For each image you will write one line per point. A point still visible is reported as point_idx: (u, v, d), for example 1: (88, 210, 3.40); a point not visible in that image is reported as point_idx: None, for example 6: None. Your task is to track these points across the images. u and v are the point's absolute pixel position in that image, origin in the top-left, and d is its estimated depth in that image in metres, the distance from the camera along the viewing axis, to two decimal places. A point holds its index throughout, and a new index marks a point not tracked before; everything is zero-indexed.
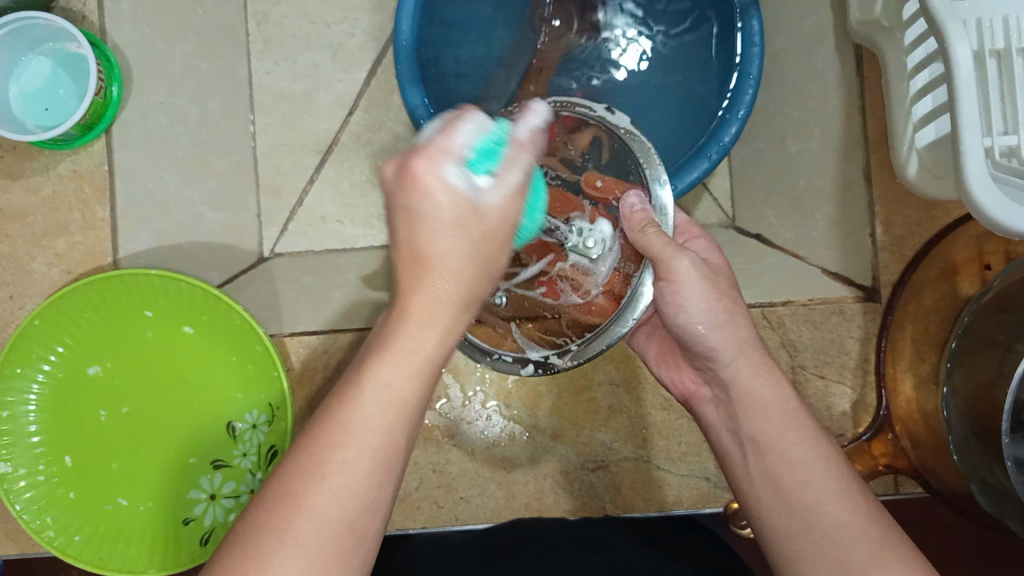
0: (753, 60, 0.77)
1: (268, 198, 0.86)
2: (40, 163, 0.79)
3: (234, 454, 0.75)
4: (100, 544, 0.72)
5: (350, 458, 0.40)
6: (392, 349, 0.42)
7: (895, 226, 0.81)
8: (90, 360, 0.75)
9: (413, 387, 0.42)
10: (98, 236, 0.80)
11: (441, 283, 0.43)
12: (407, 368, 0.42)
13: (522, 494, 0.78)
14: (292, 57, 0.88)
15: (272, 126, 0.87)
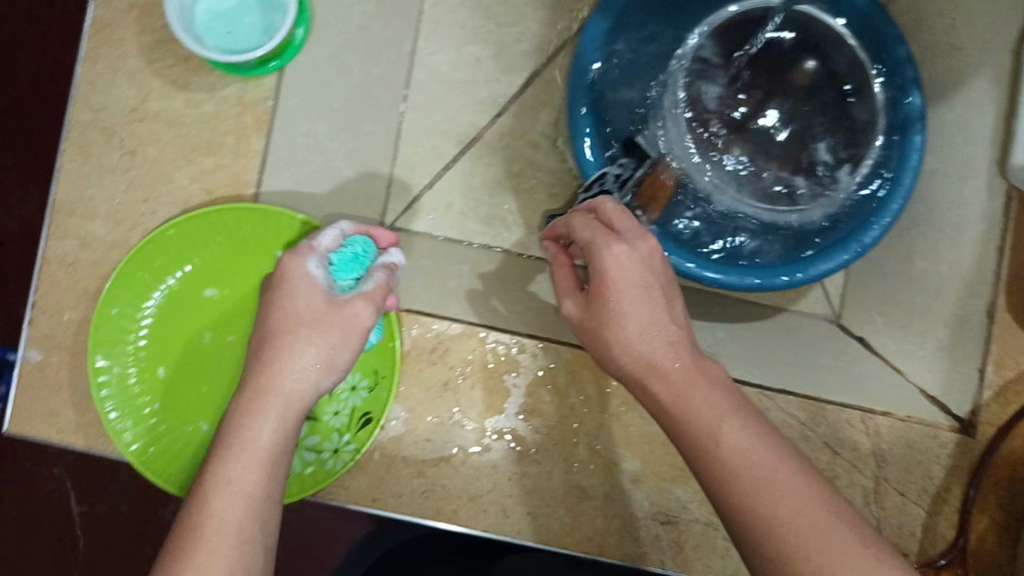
0: (908, 174, 0.77)
1: (402, 173, 0.88)
2: (206, 81, 0.78)
3: (326, 410, 0.78)
4: (172, 463, 0.72)
5: (245, 474, 0.55)
6: (272, 391, 0.59)
7: (1007, 369, 0.82)
8: (210, 282, 0.75)
9: (273, 434, 0.58)
10: (245, 164, 0.78)
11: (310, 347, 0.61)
12: (268, 422, 0.58)
13: (587, 526, 0.77)
14: (457, 45, 0.90)
15: (421, 105, 0.89)
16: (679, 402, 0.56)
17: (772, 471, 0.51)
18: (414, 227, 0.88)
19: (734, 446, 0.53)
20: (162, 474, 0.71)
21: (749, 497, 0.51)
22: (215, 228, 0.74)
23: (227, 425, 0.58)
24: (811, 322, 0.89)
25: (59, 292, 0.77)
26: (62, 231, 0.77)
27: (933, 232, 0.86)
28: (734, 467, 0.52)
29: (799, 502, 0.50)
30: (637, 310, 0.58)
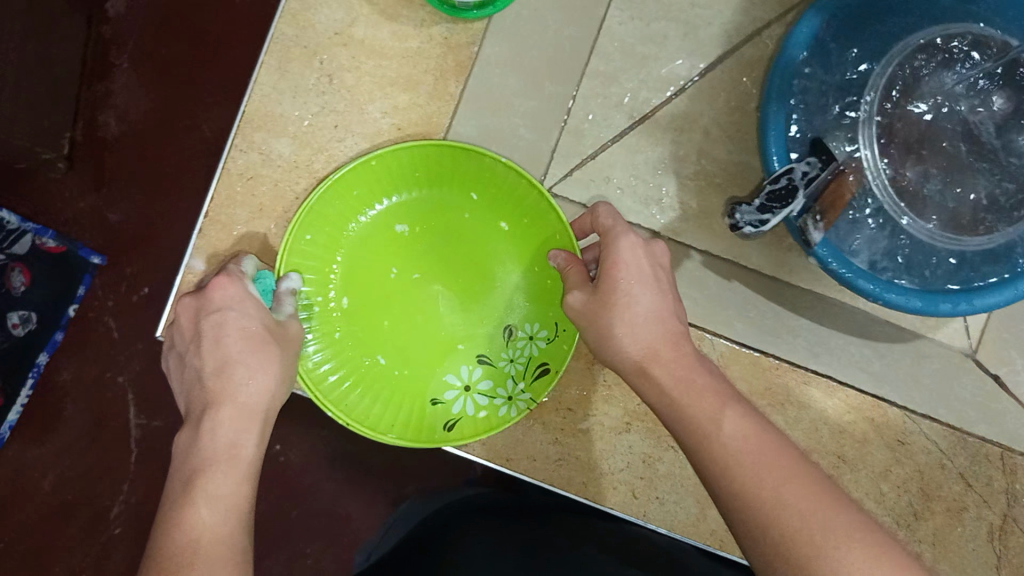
0: None
1: (569, 139, 0.85)
2: (418, 15, 0.79)
3: (501, 356, 0.77)
4: (348, 391, 0.74)
5: (219, 465, 0.56)
6: (225, 400, 0.59)
7: None
8: (401, 218, 0.77)
9: (246, 440, 0.58)
10: (439, 108, 0.79)
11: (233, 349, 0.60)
12: (236, 428, 0.58)
13: (713, 519, 0.78)
14: (646, 19, 0.86)
15: (600, 74, 0.85)
16: (691, 396, 0.55)
17: (766, 465, 0.50)
18: (571, 195, 0.85)
19: (728, 441, 0.52)
20: (341, 403, 0.73)
21: (755, 494, 0.49)
22: (417, 164, 0.74)
23: (202, 425, 0.58)
24: (945, 355, 0.83)
25: (236, 204, 0.76)
26: (248, 144, 0.76)
27: None
28: (726, 452, 0.51)
29: (792, 496, 0.48)
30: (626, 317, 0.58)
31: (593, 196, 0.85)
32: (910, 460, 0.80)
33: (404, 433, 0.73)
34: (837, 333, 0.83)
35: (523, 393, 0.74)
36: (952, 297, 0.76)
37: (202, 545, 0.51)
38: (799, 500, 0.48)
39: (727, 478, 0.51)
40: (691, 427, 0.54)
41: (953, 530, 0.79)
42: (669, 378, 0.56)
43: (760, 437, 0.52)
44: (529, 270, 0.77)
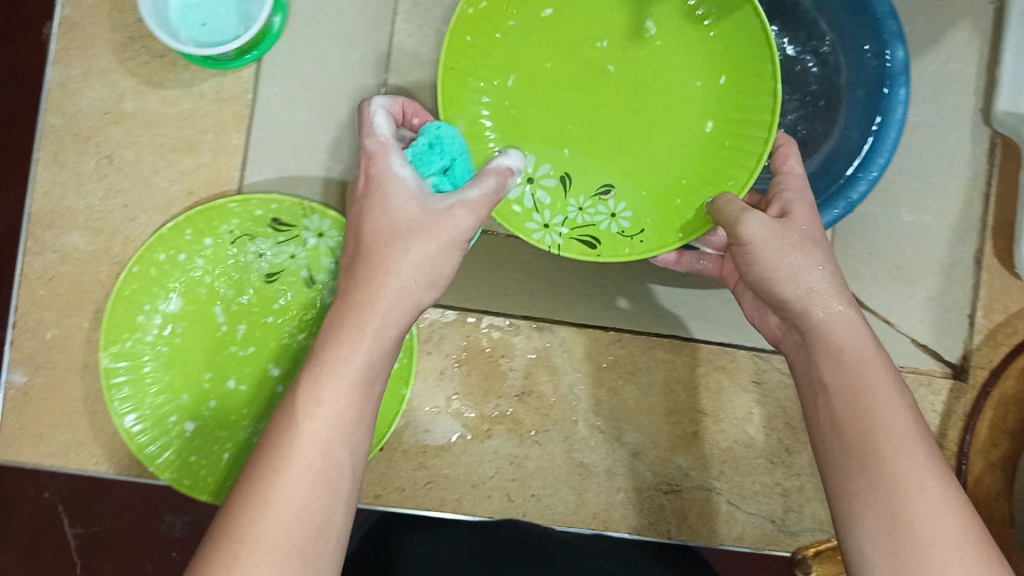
0: (889, 131, 0.79)
1: None
2: (184, 77, 0.77)
3: (575, 199, 0.76)
4: (506, 105, 0.76)
5: (307, 458, 0.48)
6: (299, 441, 0.48)
7: (995, 313, 0.83)
8: (653, 16, 0.75)
9: (328, 463, 0.48)
10: (228, 163, 0.77)
11: (353, 357, 0.52)
12: (321, 455, 0.48)
13: (592, 503, 0.79)
14: (436, 23, 0.83)
15: (404, 88, 0.83)
16: (856, 365, 0.56)
17: (905, 433, 0.52)
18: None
19: (881, 411, 0.53)
20: (225, 410, 0.76)
21: (893, 472, 0.51)
22: (724, 19, 0.72)
23: (263, 463, 0.48)
24: None
25: (46, 306, 0.75)
26: (41, 245, 0.75)
27: (924, 181, 0.85)
28: (868, 413, 0.54)
29: (912, 466, 0.51)
30: (775, 257, 0.61)
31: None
32: (770, 399, 0.80)
33: None
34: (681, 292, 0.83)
35: (563, 228, 0.74)
36: None
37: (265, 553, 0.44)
38: (912, 465, 0.51)
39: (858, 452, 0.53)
40: (839, 393, 0.56)
41: None
42: (828, 344, 0.58)
43: (896, 404, 0.54)
44: (668, 188, 0.75)
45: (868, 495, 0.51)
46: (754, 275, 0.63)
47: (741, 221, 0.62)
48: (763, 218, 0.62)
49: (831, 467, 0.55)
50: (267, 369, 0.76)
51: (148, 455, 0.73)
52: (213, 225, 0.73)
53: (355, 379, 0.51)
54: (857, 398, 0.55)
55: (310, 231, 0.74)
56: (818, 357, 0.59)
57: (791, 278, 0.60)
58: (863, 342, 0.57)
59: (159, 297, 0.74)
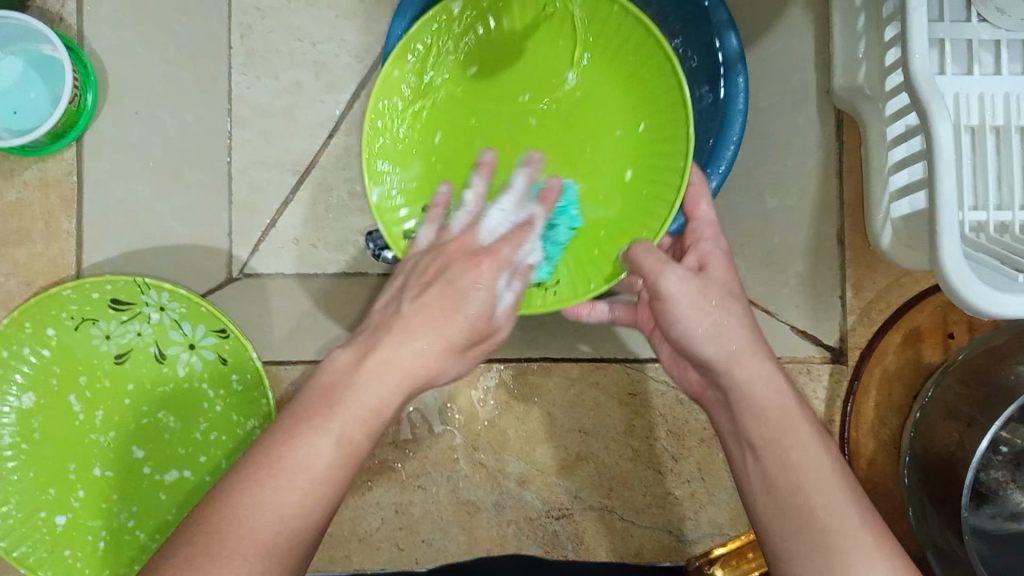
0: (734, 118, 0.77)
1: (240, 216, 0.81)
2: (5, 167, 0.78)
3: None
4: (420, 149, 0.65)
5: (277, 499, 0.43)
6: (288, 453, 0.44)
7: (865, 290, 0.83)
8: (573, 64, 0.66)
9: (313, 495, 0.44)
10: (61, 247, 0.78)
11: (363, 386, 0.47)
12: (304, 479, 0.44)
13: (484, 538, 0.77)
14: (274, 71, 0.82)
15: (248, 142, 0.81)
16: (783, 430, 0.51)
17: (823, 474, 0.49)
18: (265, 267, 0.81)
19: (794, 455, 0.50)
20: (94, 500, 0.73)
21: (814, 516, 0.48)
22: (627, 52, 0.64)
23: (245, 474, 0.44)
24: None
25: None
26: None
27: (780, 165, 0.85)
28: (798, 488, 0.49)
29: (849, 532, 0.47)
30: (695, 317, 0.54)
31: (288, 263, 0.81)
32: (647, 409, 0.79)
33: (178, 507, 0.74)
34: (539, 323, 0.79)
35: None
36: None
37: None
38: (851, 526, 0.47)
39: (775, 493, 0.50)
40: (767, 459, 0.51)
41: (715, 456, 0.79)
42: (750, 413, 0.52)
43: (823, 464, 0.49)
44: (591, 229, 0.65)
45: (811, 565, 0.47)
46: (675, 334, 0.56)
47: (660, 275, 0.55)
48: (686, 274, 0.55)
49: (772, 541, 0.50)
50: (131, 451, 0.75)
51: (15, 558, 0.70)
52: (53, 314, 0.71)
53: (356, 423, 0.46)
54: (789, 467, 0.50)
55: (150, 306, 0.73)
56: (743, 418, 0.53)
57: (702, 344, 0.55)
58: (780, 395, 0.52)
59: (7, 393, 0.73)
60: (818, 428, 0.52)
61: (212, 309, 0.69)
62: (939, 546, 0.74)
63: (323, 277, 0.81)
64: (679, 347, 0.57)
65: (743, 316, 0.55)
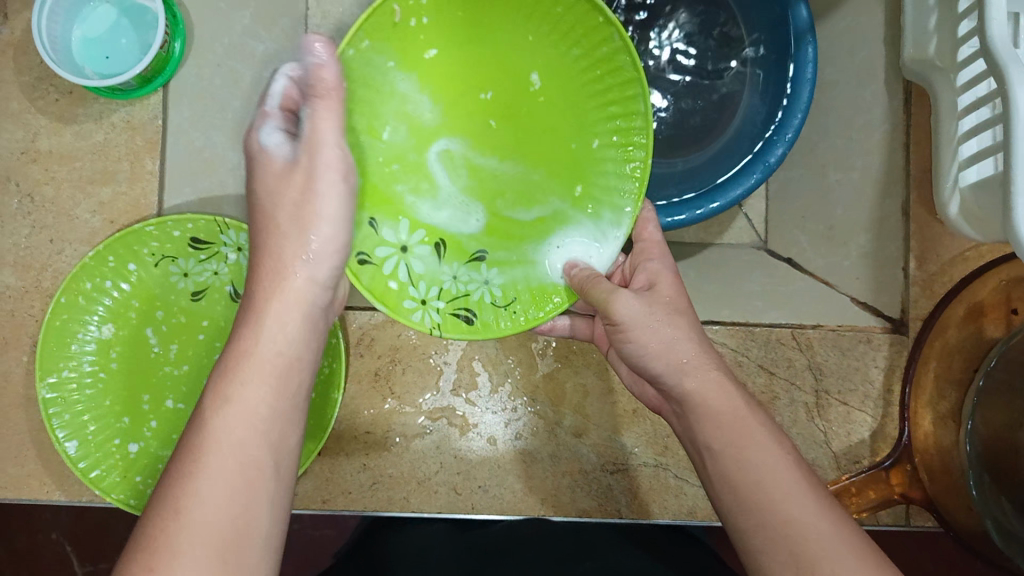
0: (803, 88, 0.77)
1: None
2: (94, 110, 0.81)
3: (449, 266, 0.67)
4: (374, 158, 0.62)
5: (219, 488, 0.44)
6: (230, 372, 0.49)
7: (928, 264, 0.83)
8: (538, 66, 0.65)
9: (268, 402, 0.49)
10: (144, 188, 0.81)
11: (273, 335, 0.51)
12: (261, 387, 0.49)
13: (539, 489, 0.79)
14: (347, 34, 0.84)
15: None
16: (740, 430, 0.52)
17: (787, 473, 0.49)
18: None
19: (758, 457, 0.50)
20: (165, 431, 0.76)
21: (782, 512, 0.48)
22: (597, 57, 0.62)
23: (218, 390, 0.48)
24: (735, 253, 0.87)
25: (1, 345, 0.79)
26: None
27: (844, 138, 0.86)
28: (757, 484, 0.49)
29: (808, 520, 0.47)
30: (649, 331, 0.56)
31: None
32: None
33: None
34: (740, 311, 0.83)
35: (439, 302, 0.65)
36: (708, 197, 0.77)
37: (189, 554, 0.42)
38: (814, 520, 0.47)
39: (738, 493, 0.50)
40: (724, 460, 0.51)
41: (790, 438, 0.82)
42: (708, 418, 0.53)
43: (776, 459, 0.50)
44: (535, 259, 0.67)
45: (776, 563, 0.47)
46: (628, 352, 0.58)
47: (613, 298, 0.57)
48: (637, 295, 0.57)
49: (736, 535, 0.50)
50: (203, 385, 0.77)
51: (90, 478, 0.72)
52: (135, 249, 0.74)
53: (269, 350, 0.50)
54: (746, 463, 0.50)
55: (229, 246, 0.75)
56: (699, 427, 0.54)
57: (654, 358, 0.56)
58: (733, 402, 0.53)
59: (88, 323, 0.75)
60: (779, 436, 0.51)
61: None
62: (996, 518, 0.74)
63: None
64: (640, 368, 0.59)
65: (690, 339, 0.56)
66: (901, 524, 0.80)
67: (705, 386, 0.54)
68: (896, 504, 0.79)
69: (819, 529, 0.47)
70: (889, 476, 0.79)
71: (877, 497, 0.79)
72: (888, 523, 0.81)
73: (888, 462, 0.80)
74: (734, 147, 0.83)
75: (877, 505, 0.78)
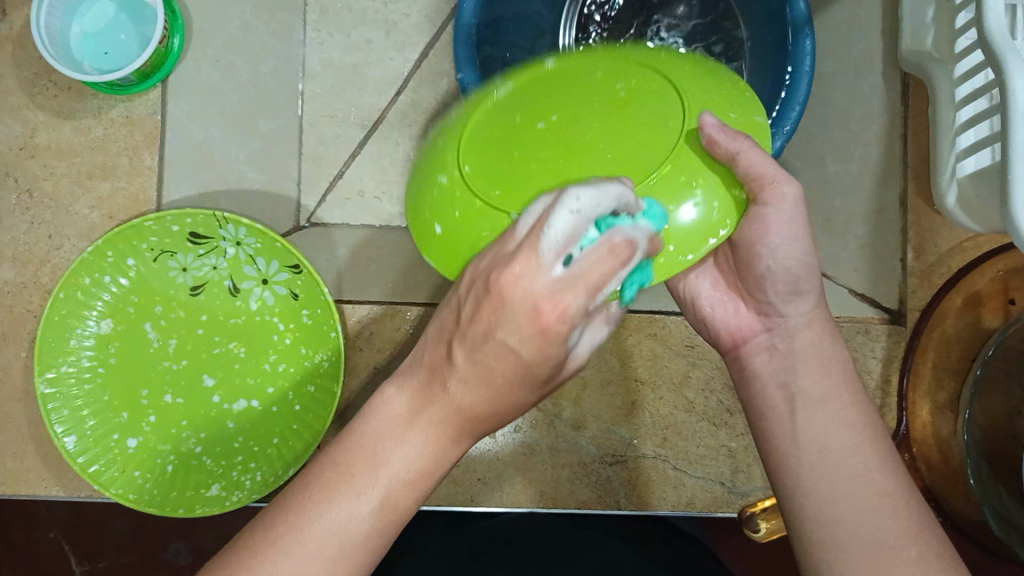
0: (801, 81, 0.76)
1: (310, 166, 0.84)
2: (92, 105, 0.81)
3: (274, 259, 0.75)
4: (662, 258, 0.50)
5: (344, 520, 0.45)
6: (373, 464, 0.45)
7: (927, 254, 0.83)
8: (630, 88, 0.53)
9: (402, 500, 0.46)
10: (143, 183, 0.81)
11: (402, 462, 0.46)
12: (382, 494, 0.45)
13: (538, 481, 0.79)
14: (345, 29, 0.85)
15: (319, 96, 0.84)
16: (820, 402, 0.54)
17: (857, 447, 0.52)
18: (331, 217, 0.84)
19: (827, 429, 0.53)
20: (164, 425, 0.76)
21: (845, 476, 0.51)
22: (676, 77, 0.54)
23: (344, 465, 0.46)
24: None
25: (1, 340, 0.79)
26: None
27: (841, 130, 0.87)
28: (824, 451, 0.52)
29: (888, 497, 0.50)
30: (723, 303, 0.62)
31: (353, 214, 0.84)
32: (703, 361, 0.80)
33: (245, 433, 0.76)
34: None
35: (275, 284, 0.77)
36: None
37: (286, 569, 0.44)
38: (863, 491, 0.50)
39: (804, 458, 0.53)
40: (823, 414, 0.53)
41: None
42: (819, 364, 0.56)
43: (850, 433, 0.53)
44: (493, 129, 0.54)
45: (855, 529, 0.49)
46: (702, 323, 0.64)
47: (693, 278, 0.64)
48: (715, 276, 0.63)
49: (805, 490, 0.52)
50: (202, 379, 0.77)
51: (89, 473, 0.72)
52: (134, 244, 0.74)
53: (411, 473, 0.46)
54: (817, 430, 0.53)
55: (227, 240, 0.75)
56: (800, 372, 0.56)
57: (771, 257, 0.55)
58: (839, 363, 0.56)
59: (87, 319, 0.75)
60: (862, 403, 0.54)
61: (287, 243, 0.71)
62: (995, 506, 0.74)
63: (386, 229, 0.83)
64: (747, 276, 0.58)
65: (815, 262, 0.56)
66: None
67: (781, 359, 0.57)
68: None
69: (894, 508, 0.49)
70: None
71: None
72: None
73: None
74: None
75: None
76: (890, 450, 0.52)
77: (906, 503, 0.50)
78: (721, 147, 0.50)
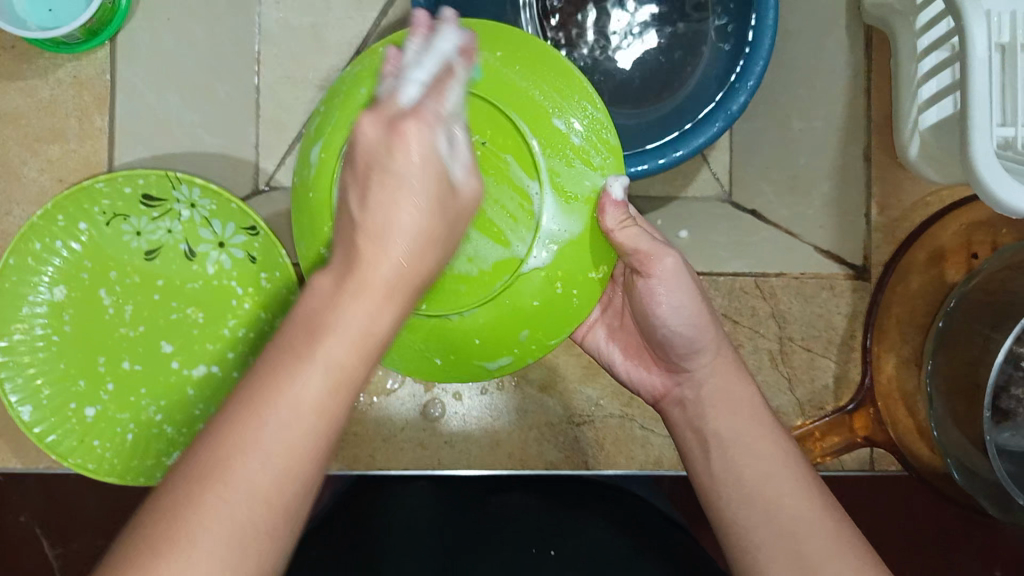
0: (765, 34, 0.75)
1: (268, 129, 0.82)
2: (39, 66, 0.79)
3: (226, 225, 0.74)
4: (521, 308, 0.56)
5: (301, 400, 0.39)
6: (280, 391, 0.39)
7: (891, 210, 0.83)
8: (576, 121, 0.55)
9: (355, 362, 0.40)
10: (94, 145, 0.79)
11: (316, 371, 0.39)
12: (310, 407, 0.39)
13: (506, 442, 0.78)
14: None
15: (276, 57, 0.82)
16: (741, 429, 0.55)
17: (768, 460, 0.53)
18: (291, 181, 0.82)
19: (740, 450, 0.54)
20: (122, 394, 0.74)
21: (766, 490, 0.52)
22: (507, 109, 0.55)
23: (280, 393, 0.38)
24: (700, 207, 0.85)
25: None
26: None
27: (807, 84, 0.85)
28: (736, 476, 0.53)
29: (800, 509, 0.51)
30: (622, 357, 0.65)
31: None
32: None
33: (208, 400, 0.75)
34: (721, 246, 0.84)
35: (232, 249, 0.76)
36: (672, 144, 0.76)
37: (246, 501, 0.37)
38: (791, 499, 0.51)
39: (732, 483, 0.54)
40: (735, 450, 0.54)
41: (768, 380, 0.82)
42: (727, 407, 0.56)
43: (770, 449, 0.54)
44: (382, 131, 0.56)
45: (776, 553, 0.50)
46: (617, 376, 0.66)
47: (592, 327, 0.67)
48: (610, 327, 0.66)
49: (736, 529, 0.52)
50: (161, 345, 0.76)
51: (48, 444, 0.70)
52: (85, 208, 0.72)
53: (344, 351, 0.40)
54: (731, 459, 0.54)
55: (182, 203, 0.74)
56: (710, 416, 0.57)
57: (665, 322, 0.58)
58: (748, 395, 0.57)
59: (38, 286, 0.73)
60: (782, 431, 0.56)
61: (243, 206, 0.70)
62: (959, 457, 0.74)
63: None
64: (653, 341, 0.60)
65: (711, 319, 0.58)
66: (865, 469, 0.81)
67: (687, 395, 0.59)
68: (859, 447, 0.81)
69: (814, 530, 0.50)
70: (852, 420, 0.81)
71: (840, 441, 0.81)
72: (853, 468, 0.81)
73: (851, 406, 0.81)
74: (695, 95, 0.81)
75: (838, 449, 0.80)
76: (800, 469, 0.53)
77: (819, 514, 0.51)
78: (608, 216, 0.54)
